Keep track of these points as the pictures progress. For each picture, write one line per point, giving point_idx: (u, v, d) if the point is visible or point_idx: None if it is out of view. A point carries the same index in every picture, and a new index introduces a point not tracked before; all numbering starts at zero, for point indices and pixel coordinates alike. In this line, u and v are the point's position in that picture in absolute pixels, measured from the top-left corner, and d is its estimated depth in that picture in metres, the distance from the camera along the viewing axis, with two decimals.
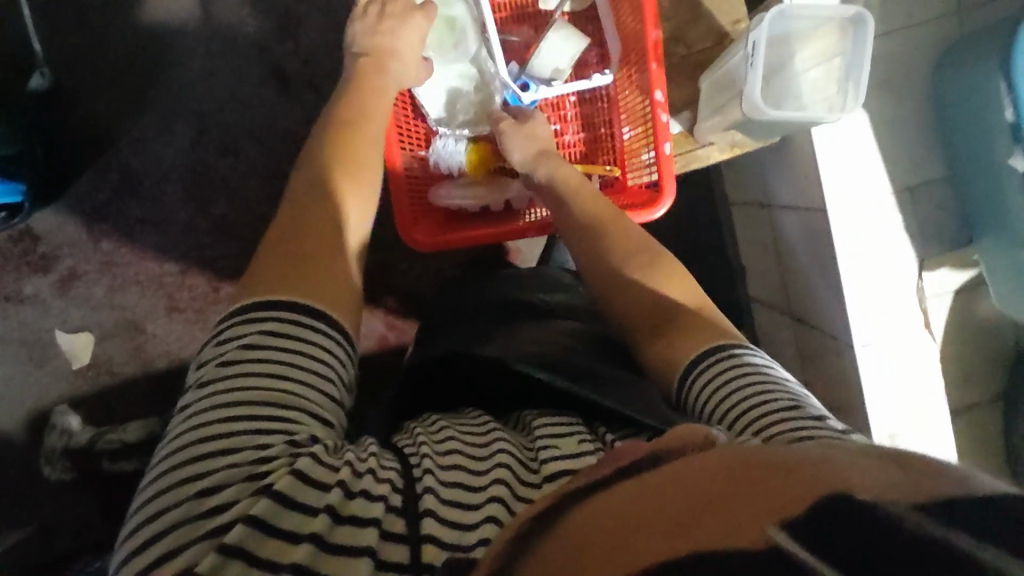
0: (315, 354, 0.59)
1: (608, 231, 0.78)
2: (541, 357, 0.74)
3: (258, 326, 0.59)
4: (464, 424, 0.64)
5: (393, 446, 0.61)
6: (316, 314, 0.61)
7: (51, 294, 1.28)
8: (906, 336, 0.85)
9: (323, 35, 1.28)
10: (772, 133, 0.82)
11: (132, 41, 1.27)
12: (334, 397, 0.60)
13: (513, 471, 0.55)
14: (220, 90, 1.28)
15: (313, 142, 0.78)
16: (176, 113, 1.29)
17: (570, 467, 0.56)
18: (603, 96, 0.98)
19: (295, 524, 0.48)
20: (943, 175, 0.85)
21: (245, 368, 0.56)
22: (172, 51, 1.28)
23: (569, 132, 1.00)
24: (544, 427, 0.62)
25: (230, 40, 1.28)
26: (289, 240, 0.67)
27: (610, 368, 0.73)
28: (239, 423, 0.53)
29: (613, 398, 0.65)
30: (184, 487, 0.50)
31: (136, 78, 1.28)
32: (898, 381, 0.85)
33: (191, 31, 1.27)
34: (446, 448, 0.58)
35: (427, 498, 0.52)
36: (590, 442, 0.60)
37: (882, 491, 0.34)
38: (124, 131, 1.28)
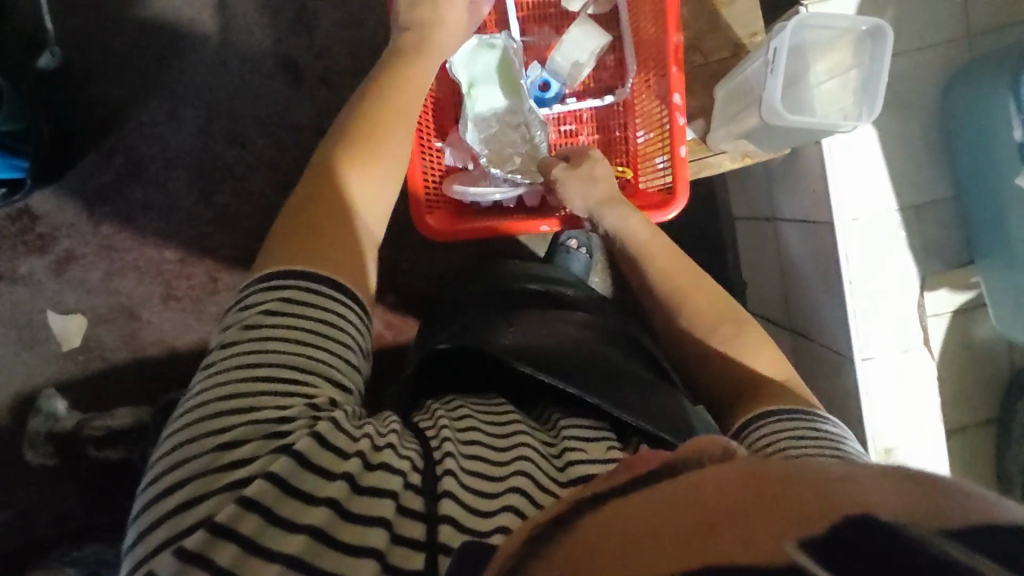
0: (338, 322, 0.60)
1: (642, 252, 0.84)
2: (548, 352, 0.72)
3: (278, 294, 0.59)
4: (484, 408, 0.65)
5: (412, 425, 0.62)
6: (339, 290, 0.62)
7: (46, 275, 1.27)
8: (907, 349, 0.86)
9: (339, 32, 1.29)
10: (785, 144, 0.84)
11: (147, 27, 1.27)
12: (355, 365, 0.61)
13: (535, 463, 0.56)
14: (233, 80, 1.29)
15: (343, 114, 0.77)
16: (187, 101, 1.29)
17: (596, 472, 0.57)
18: (619, 100, 0.99)
19: (312, 487, 0.48)
20: (946, 195, 0.86)
21: (267, 331, 0.56)
22: (186, 39, 1.28)
23: (584, 134, 1.02)
24: (573, 429, 0.63)
25: (245, 31, 1.28)
26: (308, 222, 0.66)
27: (629, 368, 0.74)
28: (259, 383, 0.54)
29: (635, 411, 0.65)
30: (205, 440, 0.50)
31: (149, 63, 1.28)
32: (903, 393, 0.86)
33: (207, 19, 1.28)
34: (467, 436, 0.58)
35: (446, 480, 0.52)
36: (618, 452, 0.61)
37: (887, 505, 0.30)
38: (132, 115, 1.28)
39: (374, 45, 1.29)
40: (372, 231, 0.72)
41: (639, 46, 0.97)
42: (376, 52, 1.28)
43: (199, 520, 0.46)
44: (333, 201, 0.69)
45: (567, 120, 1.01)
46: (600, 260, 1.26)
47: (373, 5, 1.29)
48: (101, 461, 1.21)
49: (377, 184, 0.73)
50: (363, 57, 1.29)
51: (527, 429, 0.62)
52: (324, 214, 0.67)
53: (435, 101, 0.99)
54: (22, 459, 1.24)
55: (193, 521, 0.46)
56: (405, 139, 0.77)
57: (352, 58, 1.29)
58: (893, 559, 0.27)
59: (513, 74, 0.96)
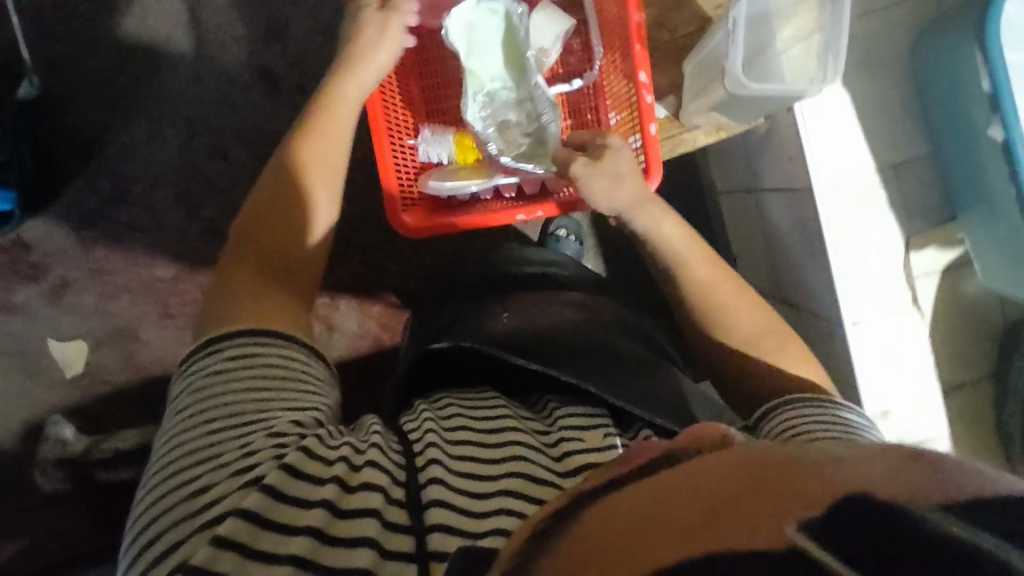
0: (284, 363, 0.63)
1: (694, 265, 0.82)
2: (537, 339, 0.72)
3: (222, 352, 0.62)
4: (472, 403, 0.66)
5: (399, 429, 0.63)
6: (282, 336, 0.65)
7: (42, 303, 1.27)
8: (894, 309, 0.85)
9: (311, 39, 1.29)
10: (756, 111, 0.83)
11: (121, 49, 1.27)
12: (312, 392, 0.63)
13: (526, 459, 0.57)
14: (211, 95, 1.29)
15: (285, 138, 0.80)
16: (167, 119, 1.29)
17: (593, 464, 0.58)
18: (589, 85, 0.99)
19: (289, 517, 0.49)
20: (924, 153, 0.86)
21: (216, 387, 0.60)
22: (161, 56, 1.28)
23: None
24: (569, 419, 0.63)
25: (219, 45, 1.28)
26: (262, 261, 0.72)
27: (629, 353, 0.74)
28: (216, 433, 0.56)
29: (630, 396, 0.64)
30: (174, 494, 0.53)
31: (126, 84, 1.28)
32: (897, 353, 0.86)
33: (180, 35, 1.28)
34: (453, 437, 0.59)
35: (432, 491, 0.52)
36: (616, 436, 0.61)
37: (868, 479, 0.30)
38: (114, 137, 1.28)
39: None
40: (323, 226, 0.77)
41: (603, 27, 0.96)
42: None
43: (178, 565, 0.48)
44: (289, 202, 0.75)
45: None
46: (591, 247, 1.26)
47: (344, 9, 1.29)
48: (111, 483, 1.22)
49: (328, 207, 0.78)
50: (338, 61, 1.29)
51: (520, 424, 0.62)
52: (277, 263, 0.73)
53: (405, 98, 0.99)
54: (33, 487, 1.25)
55: (173, 568, 0.48)
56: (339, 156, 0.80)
57: (327, 63, 1.29)
58: (901, 542, 0.26)
59: (518, 42, 0.92)
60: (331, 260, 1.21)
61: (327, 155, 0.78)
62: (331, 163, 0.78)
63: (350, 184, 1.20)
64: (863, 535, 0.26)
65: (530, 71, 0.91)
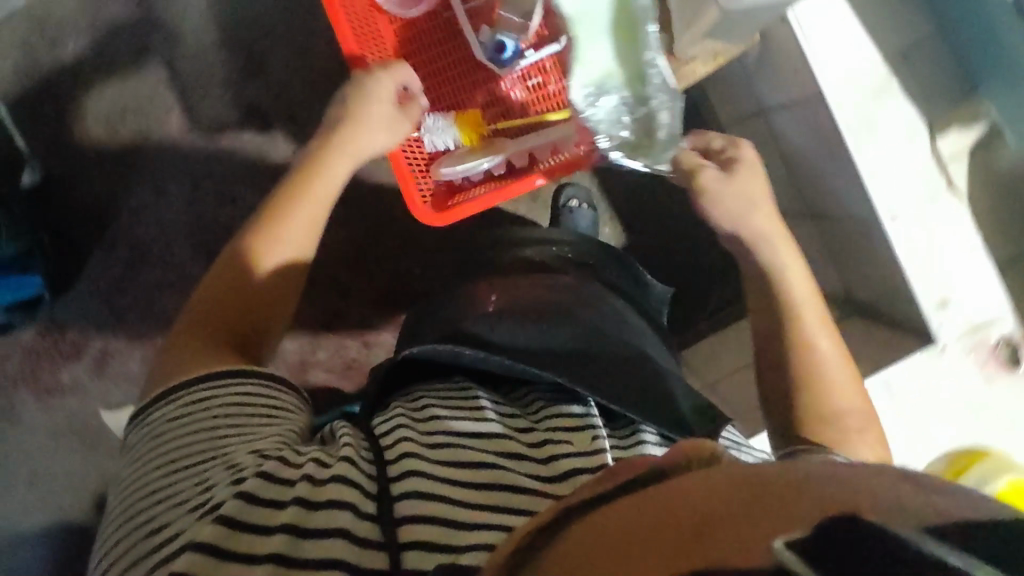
0: (241, 397, 0.64)
1: (818, 332, 0.76)
2: (521, 344, 0.70)
3: (177, 401, 0.63)
4: (455, 404, 0.63)
5: (371, 431, 0.61)
6: (235, 373, 0.65)
7: (89, 377, 1.30)
8: (926, 198, 0.83)
9: (290, 66, 1.30)
10: (751, 29, 0.84)
11: (110, 118, 1.29)
12: (274, 420, 0.63)
13: (515, 470, 0.56)
14: (206, 142, 1.31)
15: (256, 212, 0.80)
16: (169, 174, 1.31)
17: (587, 467, 0.56)
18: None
19: (249, 546, 0.48)
20: (929, 35, 0.84)
21: (174, 432, 0.60)
22: (149, 116, 1.30)
23: (552, 82, 1.00)
24: (559, 419, 0.62)
25: (202, 94, 1.30)
26: (236, 308, 0.75)
27: (615, 348, 0.71)
28: (176, 474, 0.57)
29: (626, 398, 0.64)
30: (137, 537, 0.53)
31: (122, 150, 1.30)
32: (937, 246, 0.83)
33: (164, 91, 1.30)
34: (431, 441, 0.57)
35: (403, 507, 0.51)
36: (605, 438, 0.60)
37: (840, 489, 0.29)
38: (122, 204, 1.31)
39: (327, 68, 1.31)
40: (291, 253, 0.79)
41: None
42: (332, 75, 1.30)
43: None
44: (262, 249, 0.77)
45: (532, 74, 1.00)
46: (604, 210, 1.27)
47: (315, 29, 1.30)
48: None
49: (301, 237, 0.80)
50: (320, 83, 1.31)
51: (508, 432, 0.61)
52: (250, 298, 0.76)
53: None
54: None
55: None
56: (318, 211, 0.81)
57: (310, 89, 1.31)
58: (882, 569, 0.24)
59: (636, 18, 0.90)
60: (355, 278, 1.22)
61: (305, 218, 0.80)
62: (311, 225, 0.80)
63: (357, 200, 1.21)
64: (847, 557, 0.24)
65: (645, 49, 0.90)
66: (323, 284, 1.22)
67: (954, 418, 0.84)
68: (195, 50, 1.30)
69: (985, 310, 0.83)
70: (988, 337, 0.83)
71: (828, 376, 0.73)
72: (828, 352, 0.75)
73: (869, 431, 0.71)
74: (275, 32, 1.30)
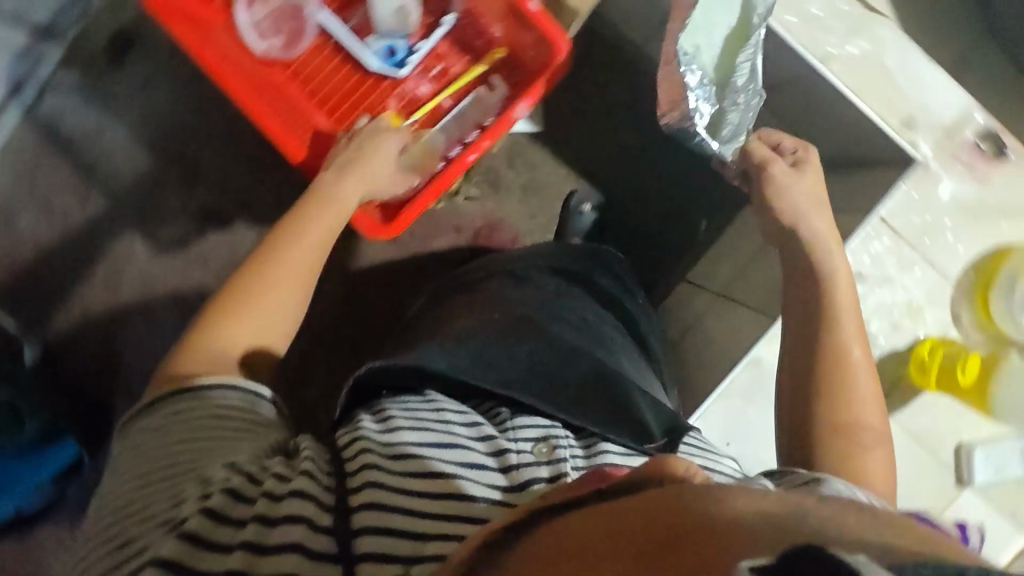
0: (223, 410, 0.64)
1: (853, 338, 0.74)
2: (484, 360, 0.75)
3: (160, 409, 0.64)
4: (420, 413, 0.65)
5: (336, 447, 0.63)
6: (218, 386, 0.65)
7: None
8: (854, 28, 0.82)
9: (224, 160, 1.36)
10: None
11: (82, 272, 1.34)
12: (254, 433, 0.64)
13: (469, 479, 0.58)
14: (177, 260, 1.37)
15: (241, 285, 0.73)
16: (155, 301, 1.36)
17: (544, 475, 0.60)
18: (460, 17, 0.98)
19: (206, 565, 0.49)
20: None
21: (155, 443, 0.61)
22: (116, 257, 1.35)
23: (454, 64, 1.00)
24: (524, 429, 0.65)
25: (161, 217, 1.36)
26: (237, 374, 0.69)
27: (572, 368, 0.77)
28: (152, 486, 0.57)
29: (589, 412, 0.69)
30: (109, 544, 0.54)
31: (104, 297, 1.35)
32: (883, 71, 0.81)
33: (122, 229, 1.35)
34: (393, 453, 0.59)
35: (359, 518, 0.52)
36: (566, 448, 0.63)
37: (763, 514, 0.34)
38: (123, 345, 1.35)
39: (257, 149, 1.36)
40: (282, 324, 0.74)
41: None
42: (263, 154, 1.36)
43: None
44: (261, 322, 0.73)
45: (432, 64, 1.00)
46: None
47: (233, 119, 1.36)
48: None
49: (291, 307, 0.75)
50: (256, 164, 1.36)
51: (471, 441, 0.63)
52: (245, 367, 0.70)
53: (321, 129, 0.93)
54: None
55: None
56: (306, 275, 0.76)
57: (254, 174, 1.36)
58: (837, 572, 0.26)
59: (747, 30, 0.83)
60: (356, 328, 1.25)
61: (295, 275, 0.75)
62: (296, 284, 0.75)
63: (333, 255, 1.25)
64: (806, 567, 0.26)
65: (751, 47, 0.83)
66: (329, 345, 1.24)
67: (963, 226, 0.80)
68: (134, 181, 1.35)
69: (949, 110, 0.80)
70: (964, 137, 0.80)
71: (857, 381, 0.72)
72: (862, 364, 0.73)
73: (885, 448, 0.70)
74: (199, 135, 1.35)
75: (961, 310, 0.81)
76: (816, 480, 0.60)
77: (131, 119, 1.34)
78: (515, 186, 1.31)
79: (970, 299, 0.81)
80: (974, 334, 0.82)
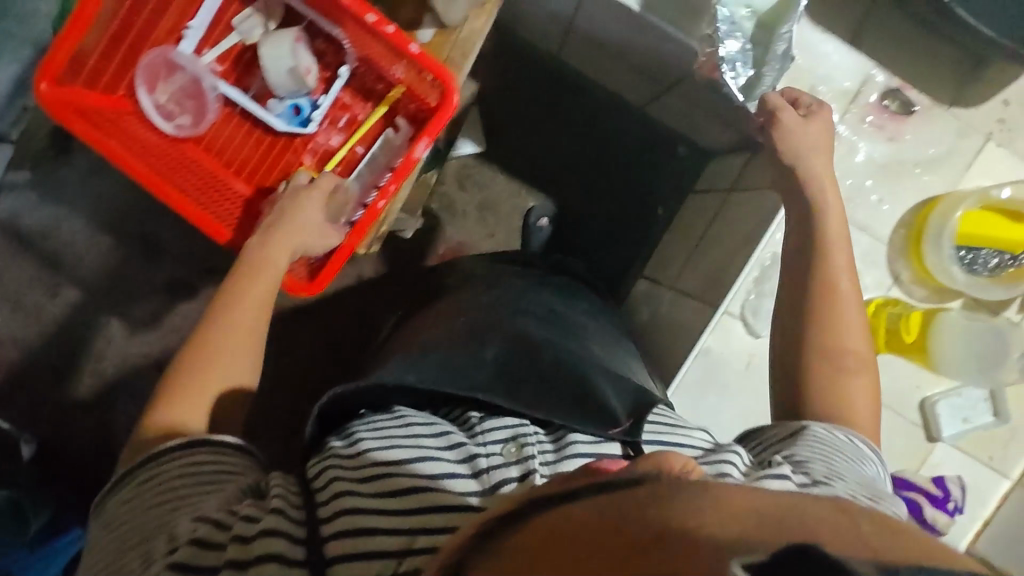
0: (190, 467, 0.59)
1: (841, 271, 0.72)
2: (453, 368, 0.69)
3: (130, 480, 0.60)
4: (386, 430, 0.61)
5: (306, 476, 0.59)
6: (190, 444, 0.61)
7: None
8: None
9: (182, 232, 1.38)
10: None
11: (62, 363, 1.36)
12: (226, 481, 0.59)
13: (443, 488, 0.54)
14: (154, 334, 1.39)
15: (203, 333, 0.70)
16: (139, 378, 1.38)
17: (514, 475, 0.57)
18: (357, 63, 0.86)
19: None
20: None
21: (126, 512, 0.57)
22: (94, 342, 1.37)
23: (360, 111, 0.90)
24: (492, 433, 0.61)
25: (133, 296, 1.38)
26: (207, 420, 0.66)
27: (544, 367, 0.72)
28: (124, 554, 0.54)
29: (563, 408, 0.63)
30: None
31: (89, 383, 1.37)
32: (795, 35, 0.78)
33: (95, 315, 1.37)
34: (365, 474, 0.55)
35: (333, 545, 0.50)
36: (534, 444, 0.60)
37: (754, 515, 0.32)
38: (114, 427, 1.36)
39: None
40: (239, 362, 0.70)
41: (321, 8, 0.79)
42: None
43: None
44: (220, 367, 0.69)
45: (338, 116, 0.89)
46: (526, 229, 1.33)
47: None
48: None
49: (248, 348, 0.71)
50: None
51: (441, 451, 0.59)
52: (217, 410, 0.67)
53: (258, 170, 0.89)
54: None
55: None
56: (262, 310, 0.74)
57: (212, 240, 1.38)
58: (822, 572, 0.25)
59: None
60: (334, 376, 1.26)
61: (244, 320, 0.72)
62: (248, 334, 0.72)
63: (301, 307, 1.26)
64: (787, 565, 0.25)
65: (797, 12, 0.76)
66: (310, 396, 1.25)
67: (883, 186, 0.82)
68: (99, 265, 1.37)
69: (848, 76, 0.81)
70: (867, 100, 0.81)
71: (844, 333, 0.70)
72: (823, 311, 0.70)
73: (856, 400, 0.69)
74: (153, 211, 1.38)
75: (898, 267, 0.82)
76: (799, 431, 0.64)
77: (87, 207, 1.37)
78: (470, 209, 1.31)
79: (905, 254, 0.82)
80: (914, 288, 0.82)
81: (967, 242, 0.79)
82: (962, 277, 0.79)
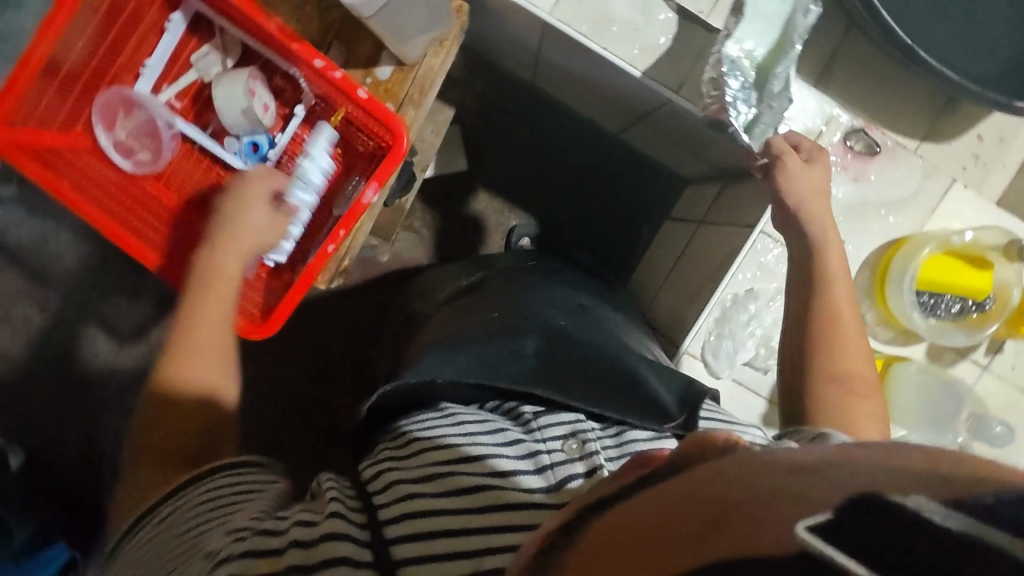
0: (215, 486, 0.54)
1: (825, 303, 0.71)
2: (491, 360, 0.64)
3: (154, 508, 0.54)
4: (439, 426, 0.58)
5: (358, 479, 0.56)
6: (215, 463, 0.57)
7: None
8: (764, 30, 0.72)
9: None
10: None
11: (51, 376, 1.37)
12: (251, 493, 0.54)
13: (507, 487, 0.51)
14: (139, 348, 1.39)
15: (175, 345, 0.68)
16: (126, 392, 1.38)
17: (581, 471, 0.54)
18: (313, 102, 0.87)
19: None
20: None
21: (154, 541, 0.51)
22: (82, 355, 1.38)
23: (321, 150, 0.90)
24: (552, 428, 0.58)
25: (119, 310, 1.39)
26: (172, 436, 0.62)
27: (582, 362, 0.67)
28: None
29: (629, 406, 0.62)
30: None
31: (76, 397, 1.37)
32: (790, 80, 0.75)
33: (83, 330, 1.38)
34: (421, 474, 0.52)
35: (399, 546, 0.46)
36: (595, 440, 0.57)
37: (800, 464, 0.28)
38: (104, 440, 1.37)
39: None
40: (218, 371, 0.67)
41: (275, 49, 0.80)
42: None
43: None
44: (197, 375, 0.66)
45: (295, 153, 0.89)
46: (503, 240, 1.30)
47: None
48: None
49: (220, 356, 0.68)
50: None
51: (503, 448, 0.55)
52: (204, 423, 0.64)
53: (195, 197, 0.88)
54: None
55: None
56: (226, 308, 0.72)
57: None
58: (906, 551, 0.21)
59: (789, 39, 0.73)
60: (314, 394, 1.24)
61: (217, 330, 0.69)
62: (224, 345, 0.69)
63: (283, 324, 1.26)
64: (867, 535, 0.21)
65: (796, 53, 0.72)
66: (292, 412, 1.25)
67: (847, 225, 0.81)
68: (86, 282, 1.38)
69: (812, 116, 0.79)
70: (831, 141, 0.80)
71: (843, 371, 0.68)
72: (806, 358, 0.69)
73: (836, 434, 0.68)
74: None
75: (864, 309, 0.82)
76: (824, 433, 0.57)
77: (73, 223, 1.37)
78: (450, 226, 1.28)
79: (870, 294, 0.81)
80: (879, 330, 0.82)
81: (929, 288, 0.78)
82: (922, 322, 0.78)
